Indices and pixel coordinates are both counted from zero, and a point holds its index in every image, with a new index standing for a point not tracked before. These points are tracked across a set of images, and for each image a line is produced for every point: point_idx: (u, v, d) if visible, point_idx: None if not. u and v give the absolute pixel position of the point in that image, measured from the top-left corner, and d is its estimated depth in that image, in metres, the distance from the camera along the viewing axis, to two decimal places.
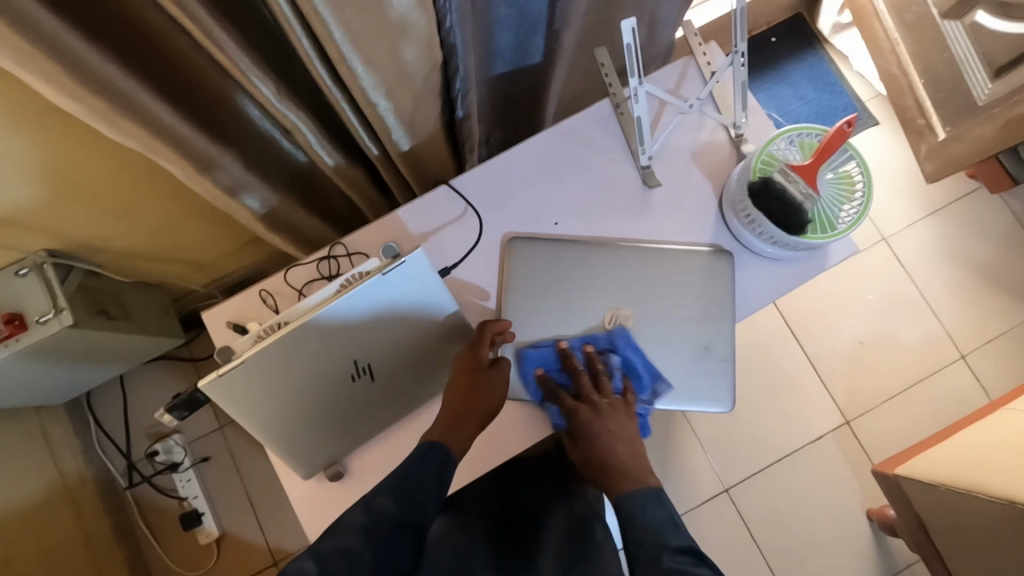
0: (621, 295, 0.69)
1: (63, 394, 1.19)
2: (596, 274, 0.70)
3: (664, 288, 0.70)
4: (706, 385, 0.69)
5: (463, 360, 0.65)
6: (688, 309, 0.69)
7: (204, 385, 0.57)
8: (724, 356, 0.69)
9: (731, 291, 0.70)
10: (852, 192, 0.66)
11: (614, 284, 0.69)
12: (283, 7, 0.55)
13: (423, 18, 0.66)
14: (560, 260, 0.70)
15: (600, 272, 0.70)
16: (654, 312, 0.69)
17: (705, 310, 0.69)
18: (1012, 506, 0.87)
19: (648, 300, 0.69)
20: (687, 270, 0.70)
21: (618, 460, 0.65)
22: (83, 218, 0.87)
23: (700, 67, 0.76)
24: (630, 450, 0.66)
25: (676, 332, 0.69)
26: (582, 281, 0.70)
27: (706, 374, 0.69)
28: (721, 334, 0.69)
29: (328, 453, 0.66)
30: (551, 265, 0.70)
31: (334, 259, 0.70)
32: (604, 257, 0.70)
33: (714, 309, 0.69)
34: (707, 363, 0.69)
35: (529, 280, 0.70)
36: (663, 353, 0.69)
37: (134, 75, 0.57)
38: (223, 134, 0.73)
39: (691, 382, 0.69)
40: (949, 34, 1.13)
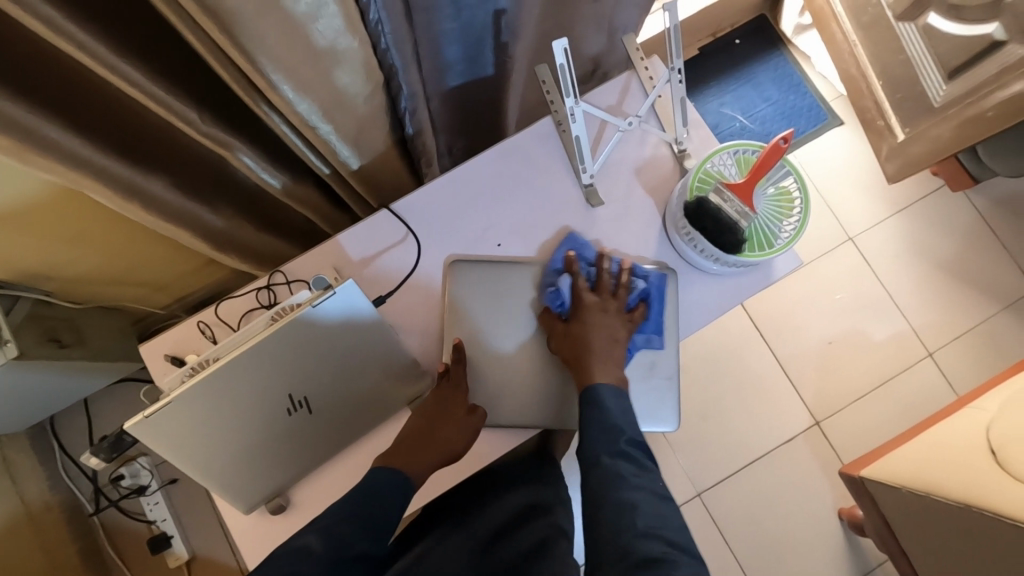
0: (564, 316, 0.69)
1: (22, 422, 1.17)
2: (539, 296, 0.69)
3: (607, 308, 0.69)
4: (651, 404, 0.68)
5: (446, 397, 0.65)
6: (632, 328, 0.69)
7: (131, 427, 0.56)
8: (667, 373, 0.69)
9: (675, 309, 0.70)
10: (790, 208, 0.66)
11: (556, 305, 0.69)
12: (199, 39, 0.54)
13: (355, 42, 0.65)
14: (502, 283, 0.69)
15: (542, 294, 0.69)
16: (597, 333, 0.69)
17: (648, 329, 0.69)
18: (968, 509, 0.87)
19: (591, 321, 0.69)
20: (629, 289, 0.70)
21: (597, 349, 0.65)
22: (26, 249, 0.86)
23: (642, 81, 0.75)
24: (608, 341, 0.66)
25: None
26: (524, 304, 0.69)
27: (651, 394, 0.69)
28: (665, 352, 0.69)
29: (269, 487, 0.64)
30: (493, 290, 0.69)
31: (273, 288, 0.69)
32: (546, 278, 0.70)
33: (658, 328, 0.69)
34: (651, 380, 0.69)
35: (470, 305, 0.69)
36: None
37: (50, 112, 0.55)
38: (158, 163, 0.72)
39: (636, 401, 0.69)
40: (904, 36, 1.14)
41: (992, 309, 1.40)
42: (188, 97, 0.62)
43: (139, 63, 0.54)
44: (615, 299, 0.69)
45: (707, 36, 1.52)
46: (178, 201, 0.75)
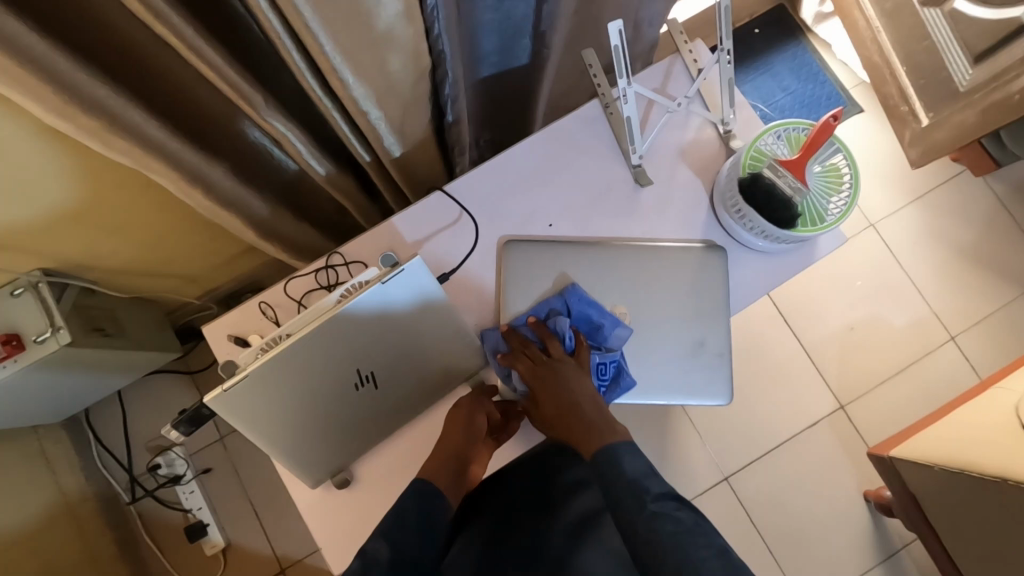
0: (617, 295, 0.70)
1: (60, 413, 1.18)
2: (593, 274, 0.71)
3: (661, 285, 0.71)
4: (704, 380, 0.70)
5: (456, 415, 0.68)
6: (684, 306, 0.71)
7: (210, 401, 0.57)
8: (719, 350, 0.70)
9: (724, 287, 0.71)
10: (839, 183, 0.68)
11: (612, 282, 0.71)
12: (272, 21, 0.55)
13: (410, 28, 0.67)
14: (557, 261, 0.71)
15: (597, 271, 0.71)
16: (650, 310, 0.70)
17: (701, 306, 0.71)
18: (1004, 484, 0.89)
19: (645, 297, 0.71)
20: (682, 266, 0.71)
21: (583, 416, 0.64)
22: (77, 238, 0.87)
23: (686, 64, 0.77)
24: (591, 404, 0.65)
25: (672, 329, 0.70)
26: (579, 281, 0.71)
27: (702, 369, 0.70)
28: (717, 328, 0.70)
29: (334, 461, 0.66)
30: (547, 267, 0.71)
31: (332, 269, 0.71)
32: (601, 257, 0.71)
33: (708, 305, 0.71)
34: (704, 358, 0.70)
35: (525, 282, 0.71)
36: (658, 350, 0.70)
37: (126, 95, 0.57)
38: (213, 148, 0.73)
39: (689, 377, 0.70)
40: (929, 22, 1.15)
41: (1011, 293, 1.42)
42: (253, 81, 0.63)
43: (214, 45, 0.55)
44: (668, 277, 0.71)
45: None
46: (232, 187, 0.77)
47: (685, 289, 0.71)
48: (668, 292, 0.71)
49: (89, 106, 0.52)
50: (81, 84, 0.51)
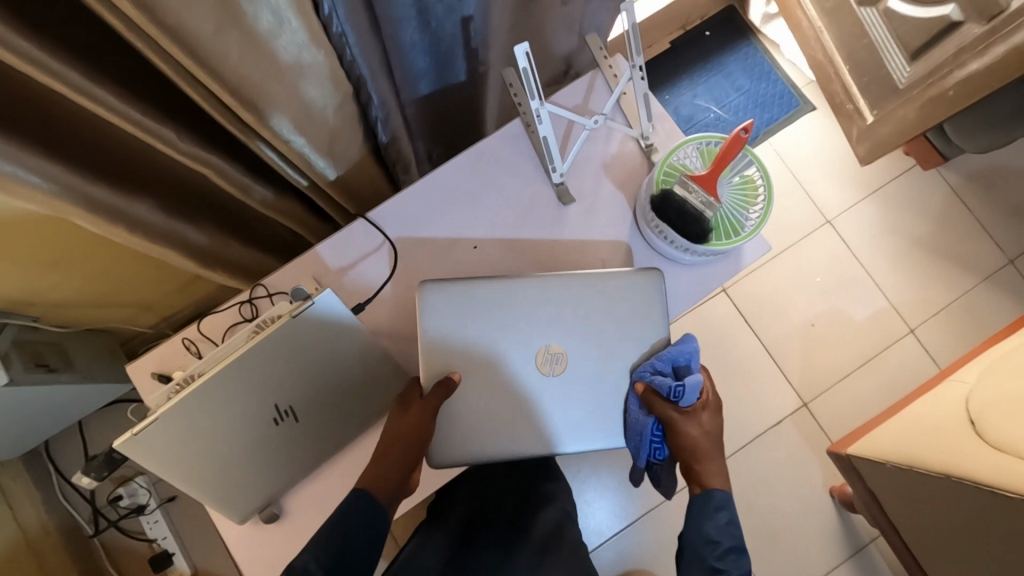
0: (548, 331, 0.68)
1: (15, 448, 1.18)
2: (519, 312, 0.68)
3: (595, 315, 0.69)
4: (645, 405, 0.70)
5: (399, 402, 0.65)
6: (619, 331, 0.70)
7: (120, 445, 0.57)
8: None
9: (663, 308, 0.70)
10: (754, 197, 0.68)
11: (540, 317, 0.68)
12: (167, 63, 0.55)
13: (319, 57, 0.67)
14: (480, 304, 0.67)
15: (525, 314, 0.68)
16: (584, 343, 0.69)
17: (636, 329, 0.70)
18: (948, 479, 0.90)
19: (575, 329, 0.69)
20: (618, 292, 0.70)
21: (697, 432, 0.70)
22: (10, 277, 0.87)
23: (606, 78, 0.77)
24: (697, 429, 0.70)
25: (609, 359, 0.70)
26: (504, 323, 0.68)
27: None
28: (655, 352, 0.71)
29: (260, 497, 0.65)
30: (471, 316, 0.67)
31: (255, 301, 0.71)
32: (529, 293, 0.68)
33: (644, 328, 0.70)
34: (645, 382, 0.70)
35: (447, 328, 0.67)
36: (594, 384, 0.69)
37: (25, 140, 0.57)
38: (134, 184, 0.73)
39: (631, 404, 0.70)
40: (866, 20, 1.16)
41: (970, 283, 1.43)
42: (166, 118, 0.64)
43: (112, 88, 0.55)
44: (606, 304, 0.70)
45: (677, 29, 1.54)
46: (158, 221, 0.76)
47: (622, 317, 0.70)
48: (600, 317, 0.70)
49: None
50: None
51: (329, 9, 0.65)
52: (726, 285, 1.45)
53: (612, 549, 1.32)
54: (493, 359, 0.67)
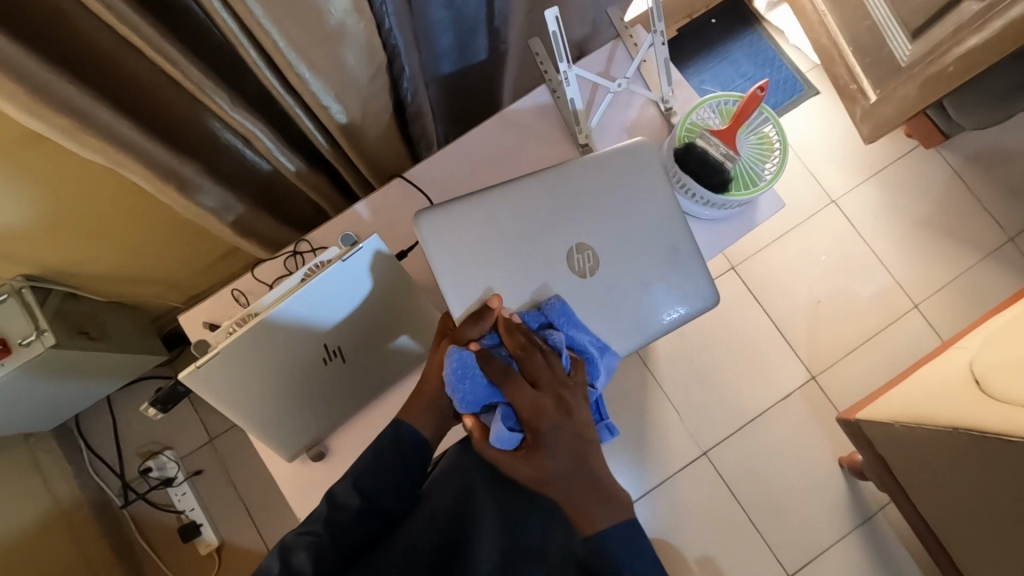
0: (569, 233, 0.70)
1: (50, 421, 1.21)
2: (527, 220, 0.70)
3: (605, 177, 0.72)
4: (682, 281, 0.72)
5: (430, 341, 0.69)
6: (637, 207, 0.72)
7: (184, 378, 0.60)
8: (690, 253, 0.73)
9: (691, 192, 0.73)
10: (771, 149, 0.73)
11: (551, 222, 0.70)
12: (227, 22, 0.59)
13: (361, 23, 0.71)
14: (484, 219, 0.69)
15: (544, 223, 0.70)
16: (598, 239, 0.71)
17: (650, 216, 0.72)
18: (956, 433, 0.94)
19: (586, 225, 0.71)
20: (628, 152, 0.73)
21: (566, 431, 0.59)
22: (57, 245, 0.91)
23: (627, 47, 0.82)
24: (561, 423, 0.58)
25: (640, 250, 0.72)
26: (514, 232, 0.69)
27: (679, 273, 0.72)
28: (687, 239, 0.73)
29: (309, 435, 0.70)
30: (485, 232, 0.69)
31: (300, 255, 0.75)
32: (547, 202, 0.71)
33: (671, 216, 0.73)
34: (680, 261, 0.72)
35: (464, 247, 0.68)
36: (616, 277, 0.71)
37: (95, 96, 0.61)
38: (182, 147, 0.77)
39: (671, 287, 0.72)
40: (869, 3, 1.21)
41: (972, 260, 1.47)
42: (218, 80, 0.68)
43: (176, 45, 0.60)
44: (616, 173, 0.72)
45: (684, 17, 1.59)
46: (204, 185, 0.81)
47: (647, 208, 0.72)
48: (609, 215, 0.72)
49: (62, 107, 0.57)
50: (52, 85, 0.55)
51: None
52: (735, 264, 1.49)
53: None
54: (512, 268, 0.68)
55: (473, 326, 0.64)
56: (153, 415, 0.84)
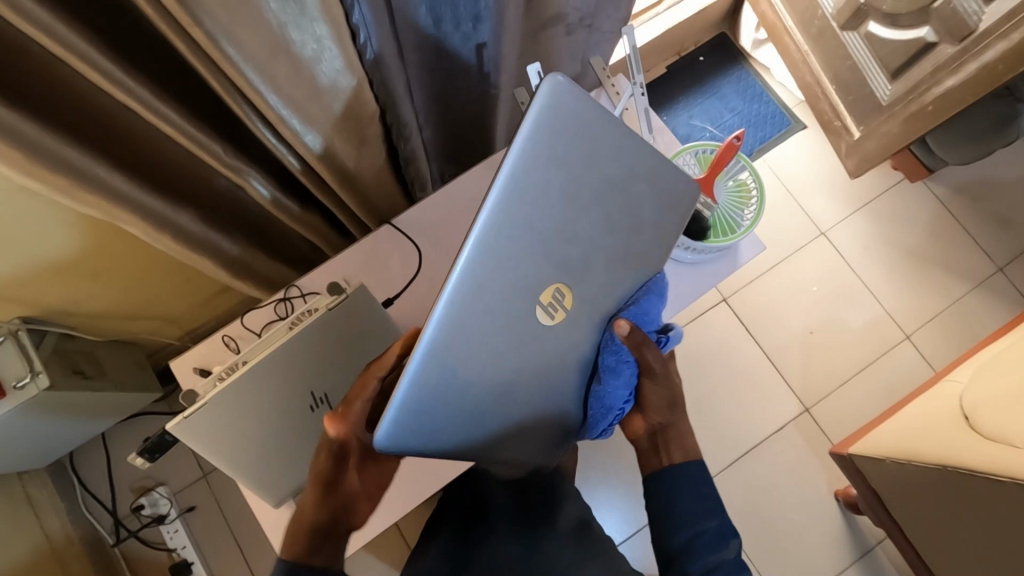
0: (558, 263, 0.56)
1: (43, 459, 1.22)
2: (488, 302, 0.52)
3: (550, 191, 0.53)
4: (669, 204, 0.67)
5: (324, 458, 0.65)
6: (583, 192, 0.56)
7: (173, 428, 0.63)
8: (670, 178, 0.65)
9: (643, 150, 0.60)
10: (747, 198, 0.79)
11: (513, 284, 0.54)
12: (221, 83, 0.62)
13: (353, 80, 0.74)
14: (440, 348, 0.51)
15: (497, 316, 0.53)
16: (566, 266, 0.57)
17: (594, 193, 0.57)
18: (944, 470, 0.93)
19: (551, 262, 0.56)
20: (521, 131, 0.51)
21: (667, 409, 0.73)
22: (50, 283, 0.94)
23: (609, 96, 0.87)
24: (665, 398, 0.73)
25: (614, 206, 0.60)
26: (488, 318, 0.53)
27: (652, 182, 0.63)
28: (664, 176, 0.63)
29: (295, 483, 0.73)
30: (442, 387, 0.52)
31: (289, 301, 0.79)
32: (467, 293, 0.51)
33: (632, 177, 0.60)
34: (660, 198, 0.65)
35: (429, 406, 0.52)
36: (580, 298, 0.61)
37: (90, 153, 0.64)
38: (178, 195, 0.80)
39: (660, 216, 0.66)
40: (849, 44, 1.24)
41: (962, 290, 1.48)
42: (212, 133, 0.71)
43: (173, 107, 0.63)
44: (559, 184, 0.54)
45: (673, 54, 1.63)
46: (198, 230, 0.83)
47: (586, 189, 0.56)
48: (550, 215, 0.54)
49: (60, 164, 0.59)
50: (47, 145, 0.57)
51: (364, 38, 0.73)
52: (726, 296, 1.50)
53: (636, 547, 1.33)
54: (499, 375, 0.56)
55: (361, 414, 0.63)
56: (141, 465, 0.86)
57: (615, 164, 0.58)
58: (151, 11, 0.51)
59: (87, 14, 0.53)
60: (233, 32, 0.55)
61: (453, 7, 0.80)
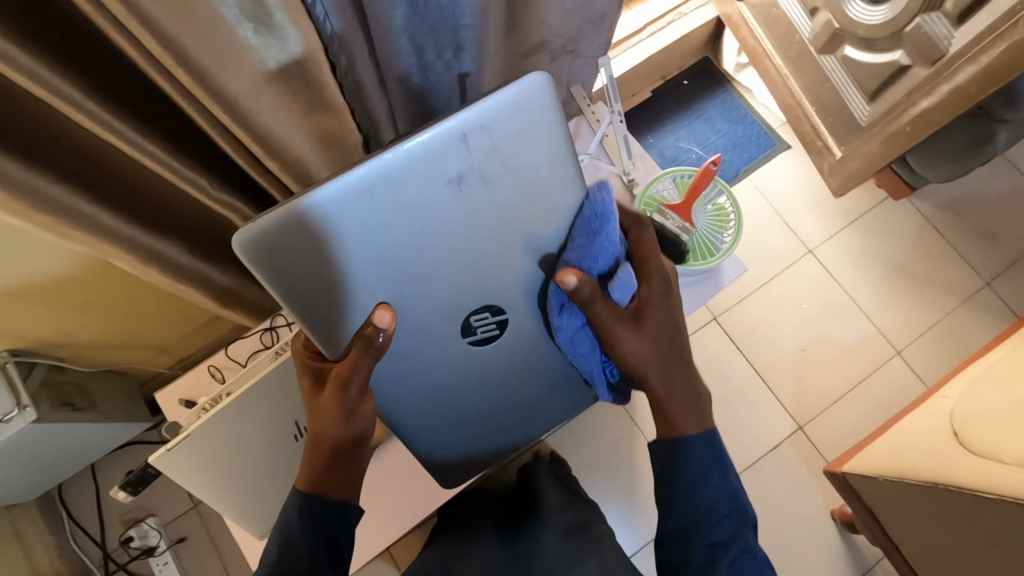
0: (471, 297, 0.65)
1: (31, 492, 1.21)
2: (415, 322, 0.64)
3: (405, 241, 0.57)
4: (472, 170, 0.56)
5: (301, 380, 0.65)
6: (434, 248, 0.59)
7: (155, 460, 0.63)
8: (469, 165, 0.56)
9: (408, 191, 0.55)
10: (727, 221, 0.84)
11: (431, 303, 0.63)
12: (207, 120, 0.64)
13: (337, 113, 0.75)
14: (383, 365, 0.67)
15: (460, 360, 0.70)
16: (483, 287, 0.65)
17: (442, 233, 0.58)
18: (935, 488, 0.93)
19: (451, 292, 0.63)
20: (313, 246, 0.55)
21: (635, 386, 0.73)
22: (39, 315, 0.94)
23: (590, 123, 0.91)
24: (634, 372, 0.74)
25: (448, 217, 0.58)
26: (421, 335, 0.65)
27: (474, 187, 0.57)
28: (454, 156, 0.55)
29: (281, 511, 0.74)
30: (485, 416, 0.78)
31: (275, 330, 0.81)
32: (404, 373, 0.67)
33: (448, 198, 0.57)
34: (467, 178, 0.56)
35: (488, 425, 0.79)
36: (526, 285, 0.68)
37: (77, 190, 0.65)
38: (164, 227, 0.81)
39: (472, 198, 0.58)
40: (828, 67, 1.27)
41: (950, 305, 1.49)
42: (198, 168, 0.72)
43: (157, 144, 0.64)
44: (391, 254, 0.58)
45: (658, 78, 1.66)
46: (186, 261, 0.83)
47: (428, 246, 0.59)
48: (429, 266, 0.60)
49: (47, 203, 0.60)
50: (34, 184, 0.58)
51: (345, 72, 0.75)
52: (717, 315, 1.51)
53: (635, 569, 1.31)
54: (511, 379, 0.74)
55: (374, 352, 0.60)
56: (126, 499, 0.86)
57: (408, 213, 0.56)
58: (136, 54, 0.53)
59: (73, 59, 0.55)
60: (217, 71, 0.57)
61: (433, 36, 0.80)
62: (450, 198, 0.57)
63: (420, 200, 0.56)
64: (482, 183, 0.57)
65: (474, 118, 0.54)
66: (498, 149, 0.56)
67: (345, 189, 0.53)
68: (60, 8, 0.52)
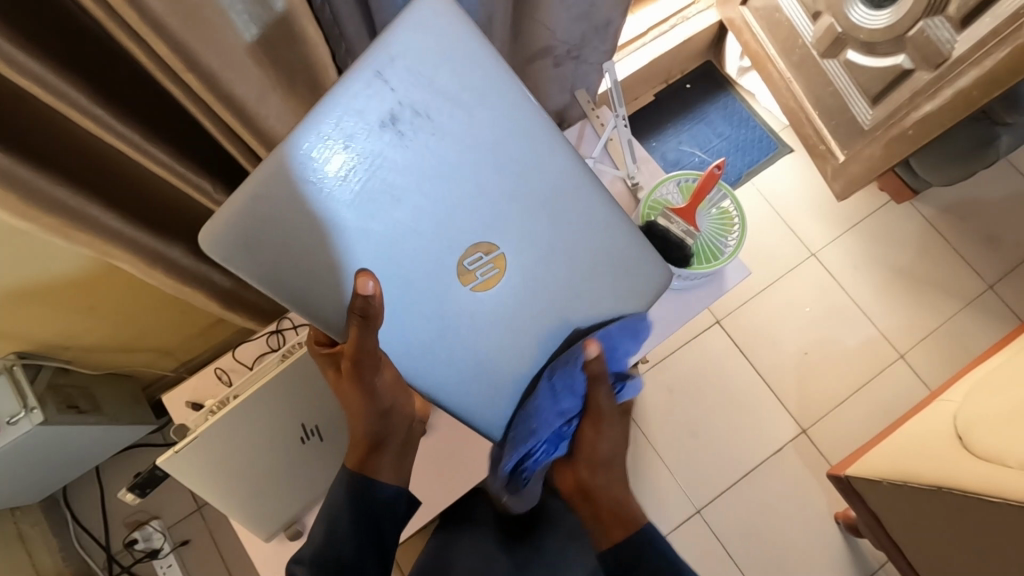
0: (469, 257, 0.59)
1: (36, 494, 1.22)
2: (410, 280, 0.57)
3: (362, 204, 0.53)
4: (402, 111, 0.53)
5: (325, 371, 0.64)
6: (403, 209, 0.54)
7: (163, 462, 0.64)
8: (397, 101, 0.52)
9: (344, 148, 0.51)
10: (730, 225, 0.84)
11: (422, 262, 0.57)
12: (213, 124, 0.64)
13: None
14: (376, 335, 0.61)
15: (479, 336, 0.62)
16: (479, 243, 0.59)
17: (403, 190, 0.54)
18: (940, 492, 0.93)
19: (443, 256, 0.57)
20: (279, 222, 0.52)
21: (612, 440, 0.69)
22: (45, 317, 0.95)
23: (594, 127, 0.92)
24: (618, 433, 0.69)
25: (399, 170, 0.53)
26: (418, 294, 0.58)
27: (411, 131, 0.53)
28: (378, 97, 0.52)
29: (288, 515, 0.74)
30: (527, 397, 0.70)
31: (281, 333, 0.81)
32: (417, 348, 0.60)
33: (388, 148, 0.53)
34: (400, 121, 0.53)
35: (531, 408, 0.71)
36: (535, 225, 0.62)
37: (85, 194, 0.65)
38: (170, 231, 0.81)
39: (415, 141, 0.54)
40: (830, 71, 1.27)
41: (954, 308, 1.49)
42: (204, 172, 0.73)
43: (164, 148, 0.64)
44: (353, 221, 0.53)
45: (661, 82, 1.67)
46: (191, 264, 0.84)
47: (394, 208, 0.54)
48: (406, 230, 0.55)
49: (55, 206, 0.61)
50: (43, 188, 0.59)
51: None
52: (720, 317, 1.51)
53: None
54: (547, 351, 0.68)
55: (373, 323, 0.55)
56: (132, 501, 0.86)
57: (356, 176, 0.52)
58: (144, 59, 0.53)
59: (81, 64, 0.55)
60: (224, 75, 0.57)
61: None
62: (396, 141, 0.53)
63: (362, 153, 0.52)
64: (419, 115, 0.53)
65: (382, 53, 0.52)
66: (422, 73, 0.53)
67: (282, 168, 0.50)
68: (68, 11, 0.52)
